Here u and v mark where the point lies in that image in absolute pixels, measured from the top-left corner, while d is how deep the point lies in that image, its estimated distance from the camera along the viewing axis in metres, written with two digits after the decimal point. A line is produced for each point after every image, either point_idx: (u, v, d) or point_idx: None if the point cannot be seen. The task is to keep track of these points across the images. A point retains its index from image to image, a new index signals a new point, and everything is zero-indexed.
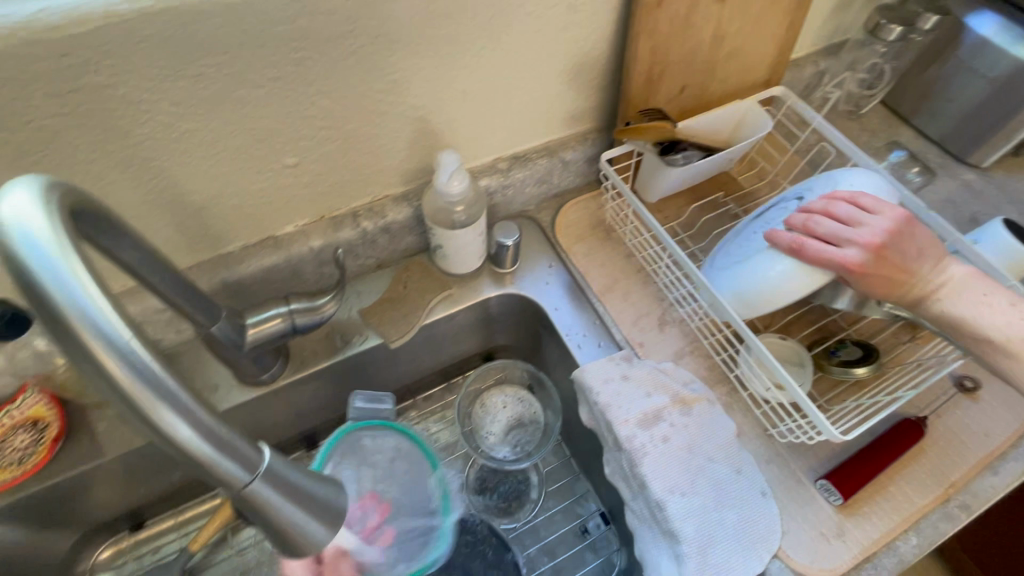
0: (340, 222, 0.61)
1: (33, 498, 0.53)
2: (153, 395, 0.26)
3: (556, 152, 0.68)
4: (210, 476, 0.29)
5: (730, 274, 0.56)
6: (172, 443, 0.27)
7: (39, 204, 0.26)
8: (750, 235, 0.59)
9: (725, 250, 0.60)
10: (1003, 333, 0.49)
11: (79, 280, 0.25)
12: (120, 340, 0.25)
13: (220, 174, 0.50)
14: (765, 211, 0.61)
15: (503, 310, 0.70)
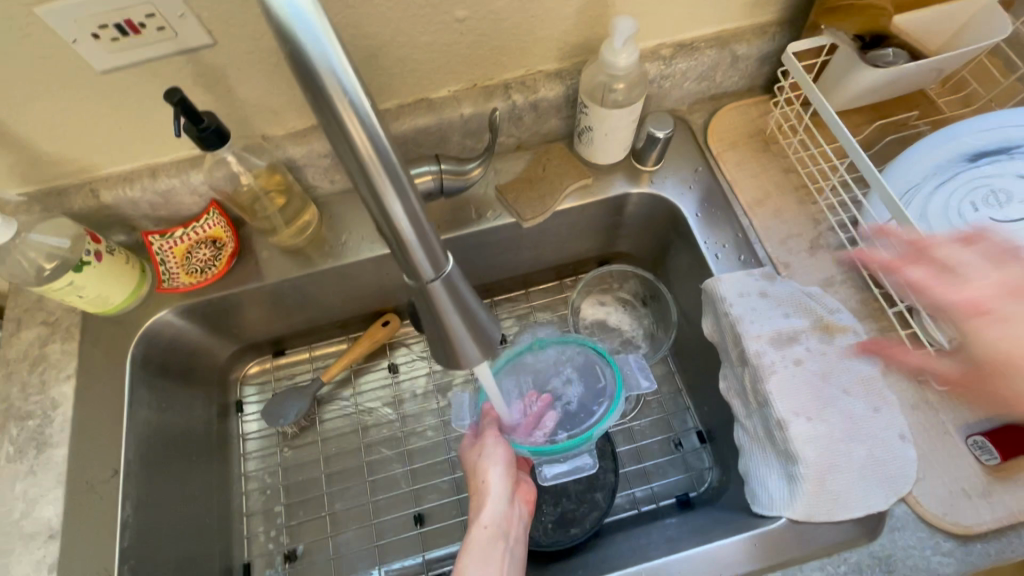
0: (491, 92, 0.60)
1: (209, 303, 0.62)
2: (383, 175, 0.25)
3: (728, 43, 0.62)
4: (403, 264, 0.29)
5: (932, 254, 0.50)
6: (387, 222, 0.27)
7: None
8: (967, 207, 0.51)
9: (929, 204, 0.52)
10: None
11: (322, 26, 0.23)
12: (362, 106, 0.24)
13: (396, 21, 0.50)
14: (994, 169, 0.51)
15: (636, 211, 0.67)
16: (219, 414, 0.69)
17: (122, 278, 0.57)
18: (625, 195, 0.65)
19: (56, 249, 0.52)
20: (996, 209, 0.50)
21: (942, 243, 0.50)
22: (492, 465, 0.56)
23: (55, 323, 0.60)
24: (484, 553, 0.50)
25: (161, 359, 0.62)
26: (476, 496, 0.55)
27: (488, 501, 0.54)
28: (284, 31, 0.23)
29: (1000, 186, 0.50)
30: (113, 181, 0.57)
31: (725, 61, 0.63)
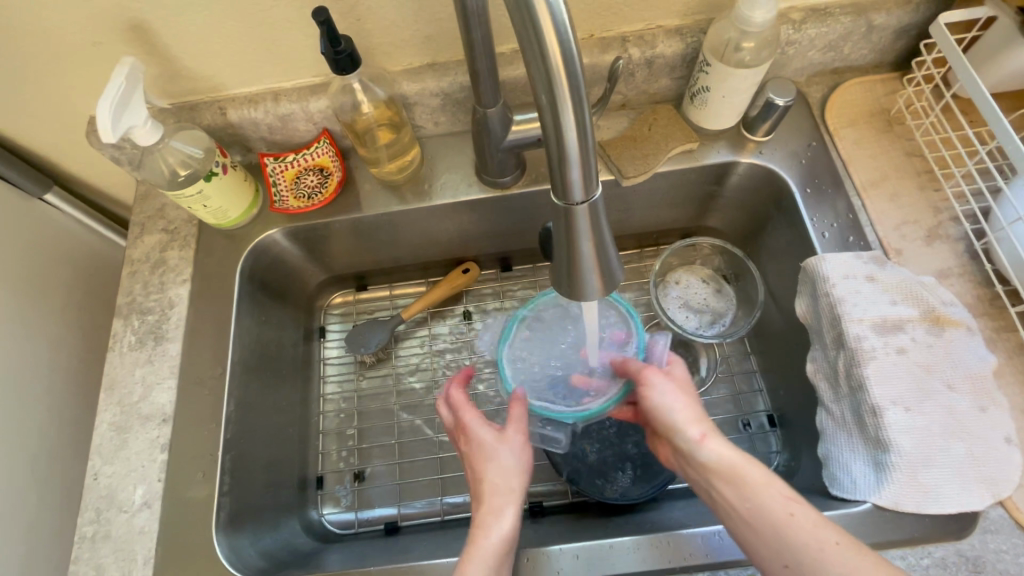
0: (608, 44, 0.59)
1: (310, 228, 0.66)
2: (565, 88, 0.27)
3: (866, 11, 0.58)
4: (555, 181, 0.31)
5: None
6: (558, 134, 0.29)
7: None
8: None
9: None
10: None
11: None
12: (561, 17, 0.25)
13: None
14: None
15: (737, 183, 0.66)
16: (305, 336, 0.72)
17: (241, 194, 0.60)
18: (729, 164, 0.63)
19: (191, 157, 0.56)
20: None
21: None
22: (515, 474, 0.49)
23: (174, 231, 0.65)
24: (492, 571, 0.43)
25: (261, 277, 0.66)
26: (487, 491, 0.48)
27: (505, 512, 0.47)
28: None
29: None
30: (240, 102, 0.60)
31: (859, 31, 0.59)
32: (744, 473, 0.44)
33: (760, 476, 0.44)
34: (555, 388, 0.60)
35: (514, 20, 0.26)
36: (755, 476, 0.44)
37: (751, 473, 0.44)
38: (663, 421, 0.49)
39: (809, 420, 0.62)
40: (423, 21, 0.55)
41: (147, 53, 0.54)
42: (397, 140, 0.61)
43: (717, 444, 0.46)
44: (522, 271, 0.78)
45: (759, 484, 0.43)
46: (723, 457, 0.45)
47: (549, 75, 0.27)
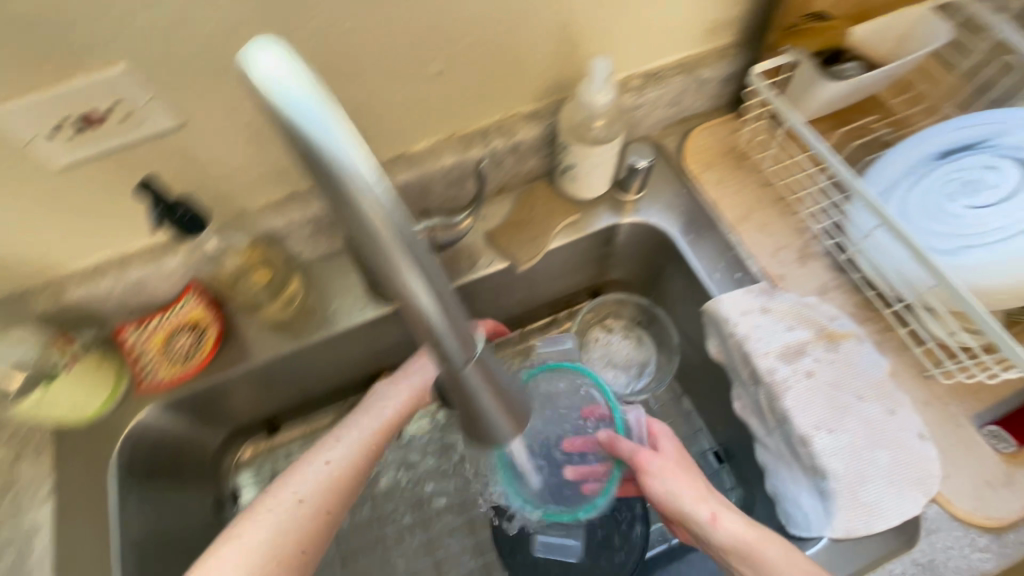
0: (471, 140, 0.60)
1: (194, 393, 0.58)
2: (413, 273, 0.25)
3: (693, 68, 0.63)
4: (434, 355, 0.29)
5: (943, 251, 0.48)
6: (422, 317, 0.26)
7: (287, 52, 0.22)
8: (950, 198, 0.50)
9: (917, 206, 0.51)
10: None
11: (338, 126, 0.22)
12: (391, 210, 0.23)
13: (372, 81, 0.49)
14: (959, 156, 0.51)
15: (625, 240, 0.68)
16: (216, 508, 0.64)
17: (98, 384, 0.53)
18: (613, 227, 0.65)
19: (26, 361, 0.48)
20: (976, 200, 0.49)
21: (932, 241, 0.49)
22: (353, 447, 0.53)
23: (22, 441, 0.55)
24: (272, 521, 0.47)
25: (142, 460, 0.57)
26: (357, 424, 0.56)
27: (349, 435, 0.54)
28: (292, 133, 0.22)
29: (971, 178, 0.50)
30: (78, 279, 0.53)
31: (691, 86, 0.65)
32: (760, 553, 0.45)
33: (774, 555, 0.45)
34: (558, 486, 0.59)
35: (342, 218, 0.24)
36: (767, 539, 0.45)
37: (765, 552, 0.45)
38: (671, 506, 0.50)
39: (751, 452, 0.63)
40: (273, 157, 0.52)
41: None
42: (274, 278, 0.57)
43: (728, 523, 0.47)
44: None
45: (776, 563, 0.44)
46: (738, 536, 0.46)
47: (394, 264, 0.24)
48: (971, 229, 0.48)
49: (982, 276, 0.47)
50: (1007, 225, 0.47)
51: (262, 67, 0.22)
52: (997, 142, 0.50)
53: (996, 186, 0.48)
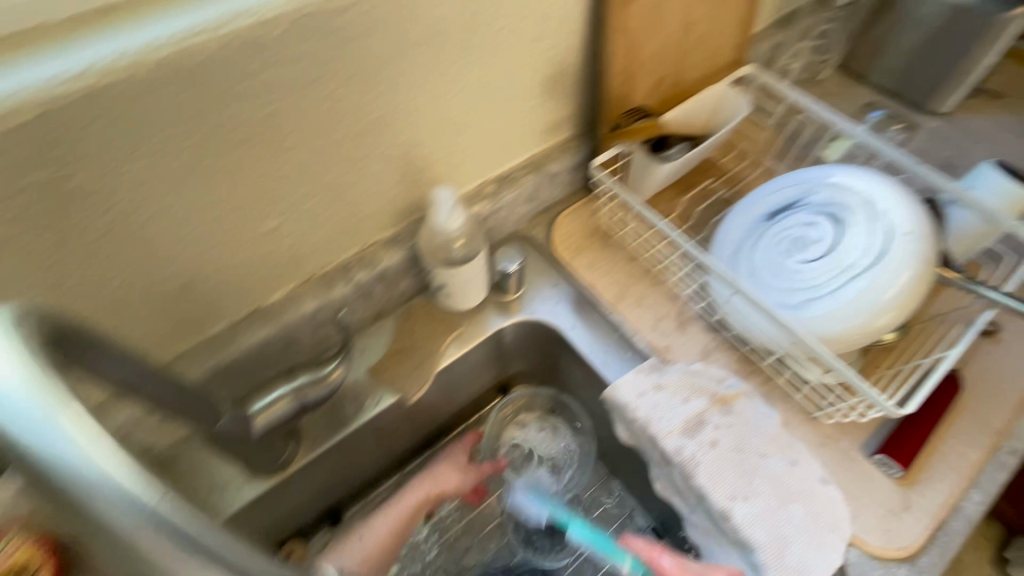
0: (331, 279, 0.56)
1: None
2: (193, 556, 0.26)
3: (541, 165, 0.66)
4: None
5: (788, 306, 0.53)
6: None
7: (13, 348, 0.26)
8: (784, 256, 0.54)
9: (760, 267, 0.55)
10: (1000, 415, 0.56)
11: (68, 424, 0.25)
12: (152, 501, 0.25)
13: (199, 253, 0.45)
14: (784, 214, 0.56)
15: (515, 339, 0.67)
16: None
17: None
18: (500, 330, 0.64)
19: None
20: (806, 255, 0.53)
21: (779, 299, 0.53)
22: None
23: None
24: None
25: None
26: None
27: None
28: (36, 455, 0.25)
29: (797, 234, 0.54)
30: None
31: (544, 181, 0.67)
32: None
33: None
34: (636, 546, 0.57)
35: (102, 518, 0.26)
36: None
37: None
38: None
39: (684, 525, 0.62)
40: None
41: None
42: None
43: None
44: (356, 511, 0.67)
45: None
46: None
47: (170, 554, 0.26)
48: (809, 282, 0.52)
49: (826, 326, 0.51)
50: (837, 272, 0.51)
51: None
52: (809, 198, 0.55)
53: (819, 239, 0.53)
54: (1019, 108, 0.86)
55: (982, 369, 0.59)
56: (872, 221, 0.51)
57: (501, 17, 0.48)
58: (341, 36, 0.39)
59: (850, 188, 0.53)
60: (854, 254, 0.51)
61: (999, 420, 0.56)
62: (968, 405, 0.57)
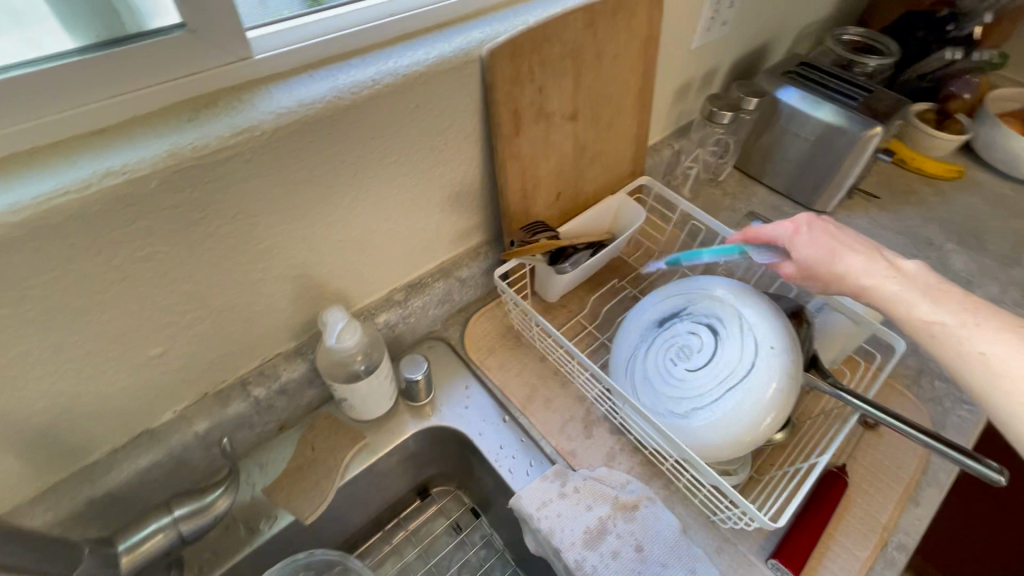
0: (227, 395, 0.55)
1: None
2: None
3: (450, 271, 0.69)
4: None
5: (677, 415, 0.55)
6: None
7: None
8: (672, 363, 0.57)
9: (652, 376, 0.58)
10: (886, 510, 0.59)
11: None
12: None
13: (70, 388, 0.44)
14: (669, 323, 0.60)
15: (428, 443, 0.67)
16: None
17: None
18: (409, 437, 0.64)
19: None
20: (690, 362, 0.56)
21: (668, 407, 0.56)
22: None
23: None
24: None
25: None
26: None
27: None
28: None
29: (682, 343, 0.58)
30: None
31: (454, 285, 0.70)
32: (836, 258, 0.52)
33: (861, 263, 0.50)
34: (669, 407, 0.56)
35: None
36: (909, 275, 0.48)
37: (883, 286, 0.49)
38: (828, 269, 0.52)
39: None
40: None
41: None
42: None
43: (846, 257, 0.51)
44: None
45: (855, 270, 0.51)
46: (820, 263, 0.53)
47: None
48: (693, 390, 0.55)
49: (708, 434, 0.53)
50: (716, 382, 0.54)
51: None
52: (691, 309, 0.60)
53: (700, 346, 0.57)
54: (891, 205, 0.97)
55: (866, 466, 0.62)
56: (743, 331, 0.56)
57: (392, 153, 0.51)
58: (222, 182, 0.41)
59: (722, 299, 0.59)
60: (731, 362, 0.55)
61: (885, 515, 0.58)
62: (856, 502, 0.59)
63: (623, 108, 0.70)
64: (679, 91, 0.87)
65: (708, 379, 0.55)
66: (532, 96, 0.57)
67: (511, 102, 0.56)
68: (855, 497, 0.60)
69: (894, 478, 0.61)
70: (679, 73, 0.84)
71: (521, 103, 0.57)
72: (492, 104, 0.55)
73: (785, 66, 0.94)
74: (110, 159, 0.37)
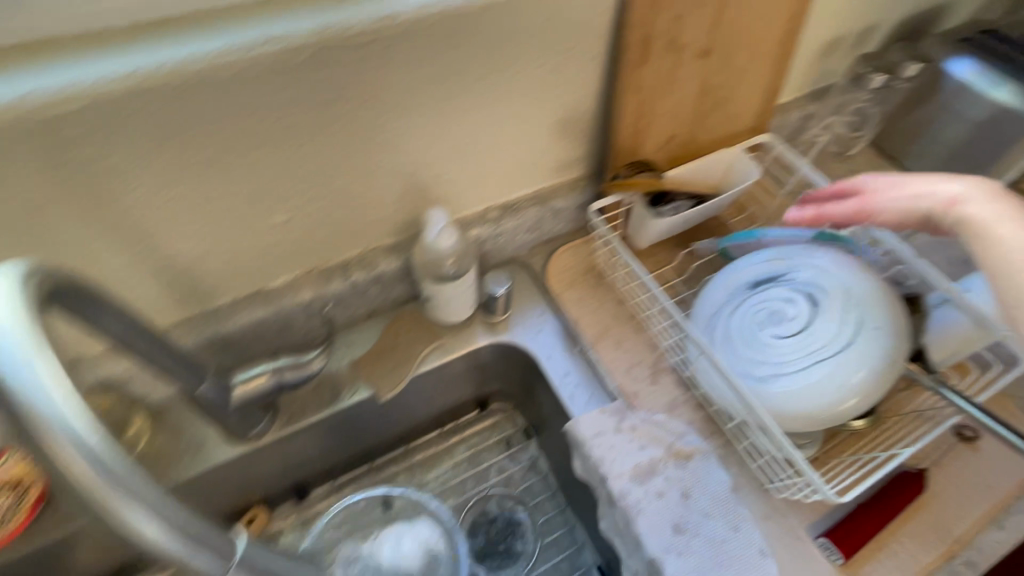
0: (330, 274, 0.61)
1: (27, 555, 0.54)
2: (117, 495, 0.29)
3: (546, 199, 0.69)
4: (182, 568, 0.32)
5: (756, 378, 0.53)
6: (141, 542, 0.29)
7: (11, 293, 0.30)
8: (759, 327, 0.55)
9: (734, 336, 0.56)
10: (963, 524, 0.55)
11: (35, 369, 0.29)
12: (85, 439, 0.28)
13: (210, 235, 0.50)
14: (764, 286, 0.57)
15: (497, 358, 0.70)
16: None
17: None
18: (482, 347, 0.67)
19: None
20: (780, 328, 0.54)
21: (746, 368, 0.54)
22: None
23: None
24: None
25: None
26: None
27: None
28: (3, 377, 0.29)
29: (773, 307, 0.55)
30: None
31: (547, 214, 0.70)
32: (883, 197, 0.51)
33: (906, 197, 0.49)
34: (748, 369, 0.54)
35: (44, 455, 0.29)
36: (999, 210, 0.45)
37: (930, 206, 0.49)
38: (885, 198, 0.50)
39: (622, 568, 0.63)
40: None
41: None
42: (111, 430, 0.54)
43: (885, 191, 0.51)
44: (322, 493, 0.71)
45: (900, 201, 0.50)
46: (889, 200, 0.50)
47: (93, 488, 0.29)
48: (777, 357, 0.53)
49: (784, 401, 0.52)
50: (807, 352, 0.52)
51: None
52: (792, 276, 0.56)
53: (794, 314, 0.54)
54: None
55: (953, 478, 0.58)
56: (844, 309, 0.53)
57: (516, 63, 0.52)
58: (359, 63, 0.44)
59: (827, 273, 0.55)
60: (825, 336, 0.52)
61: (962, 528, 0.55)
62: (931, 510, 0.56)
63: (762, 54, 0.65)
64: (827, 46, 0.79)
65: (794, 349, 0.53)
66: (667, 23, 0.54)
67: (644, 27, 0.53)
68: (931, 504, 0.56)
69: (981, 496, 0.57)
70: (832, 24, 0.75)
71: (654, 30, 0.54)
72: (623, 27, 0.53)
73: (964, 32, 0.81)
74: (271, 26, 0.40)
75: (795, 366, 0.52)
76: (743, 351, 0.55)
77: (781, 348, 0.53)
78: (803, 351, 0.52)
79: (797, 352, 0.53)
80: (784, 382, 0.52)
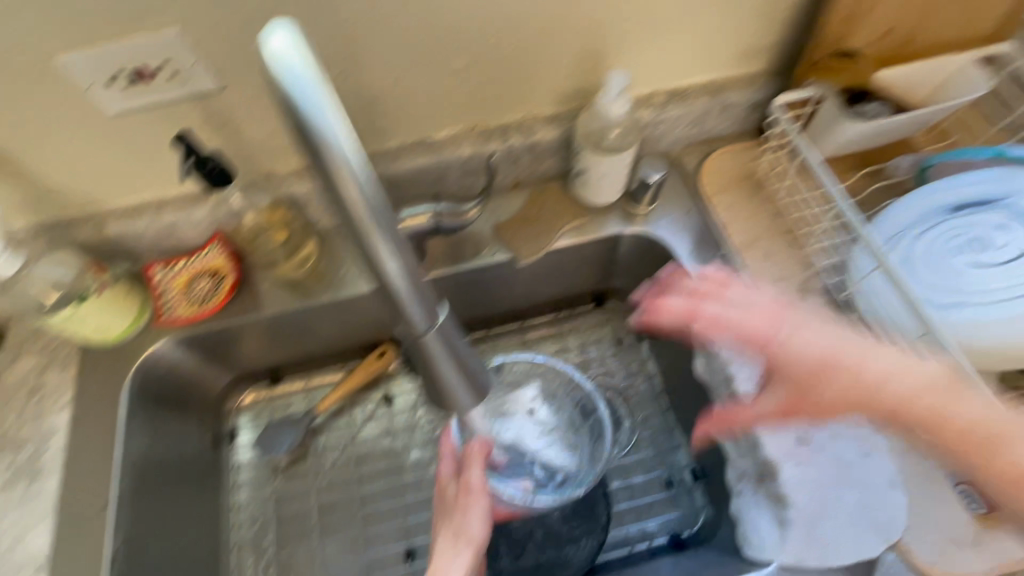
0: (490, 135, 0.62)
1: (208, 334, 0.63)
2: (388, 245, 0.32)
3: (718, 91, 0.64)
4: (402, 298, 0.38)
5: (941, 305, 0.50)
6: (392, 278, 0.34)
7: (296, 37, 0.27)
8: (953, 253, 0.51)
9: (922, 257, 0.52)
10: None
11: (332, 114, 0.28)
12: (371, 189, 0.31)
13: (399, 68, 0.52)
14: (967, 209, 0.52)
15: (632, 251, 0.69)
16: (212, 443, 0.70)
17: (124, 306, 0.58)
18: (619, 235, 0.66)
19: (62, 279, 0.54)
20: (975, 258, 0.50)
21: (932, 292, 0.50)
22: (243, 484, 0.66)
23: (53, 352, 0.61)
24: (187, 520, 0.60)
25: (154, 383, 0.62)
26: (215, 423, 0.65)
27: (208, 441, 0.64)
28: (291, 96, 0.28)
29: (975, 235, 0.51)
30: (120, 215, 0.58)
31: (716, 108, 0.65)
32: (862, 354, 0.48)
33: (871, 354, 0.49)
34: (931, 294, 0.50)
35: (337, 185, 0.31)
36: (926, 362, 0.48)
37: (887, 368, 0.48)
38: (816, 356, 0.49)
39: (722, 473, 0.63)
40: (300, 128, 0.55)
41: (3, 179, 0.52)
42: (290, 242, 0.61)
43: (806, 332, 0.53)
44: None
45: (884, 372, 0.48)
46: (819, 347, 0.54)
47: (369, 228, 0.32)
48: (967, 288, 0.50)
49: (970, 331, 0.49)
50: (997, 287, 0.49)
51: (277, 40, 0.27)
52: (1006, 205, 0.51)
53: (995, 247, 0.50)
54: None
55: None
56: None
57: None
58: None
59: None
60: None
61: None
62: None
63: None
64: None
65: (985, 282, 0.49)
66: None
67: None
68: None
69: None
70: None
71: None
72: None
73: None
74: None
75: (986, 300, 0.49)
76: (928, 273, 0.51)
77: (970, 280, 0.50)
78: (998, 287, 0.49)
79: (989, 286, 0.49)
80: (971, 313, 0.49)
